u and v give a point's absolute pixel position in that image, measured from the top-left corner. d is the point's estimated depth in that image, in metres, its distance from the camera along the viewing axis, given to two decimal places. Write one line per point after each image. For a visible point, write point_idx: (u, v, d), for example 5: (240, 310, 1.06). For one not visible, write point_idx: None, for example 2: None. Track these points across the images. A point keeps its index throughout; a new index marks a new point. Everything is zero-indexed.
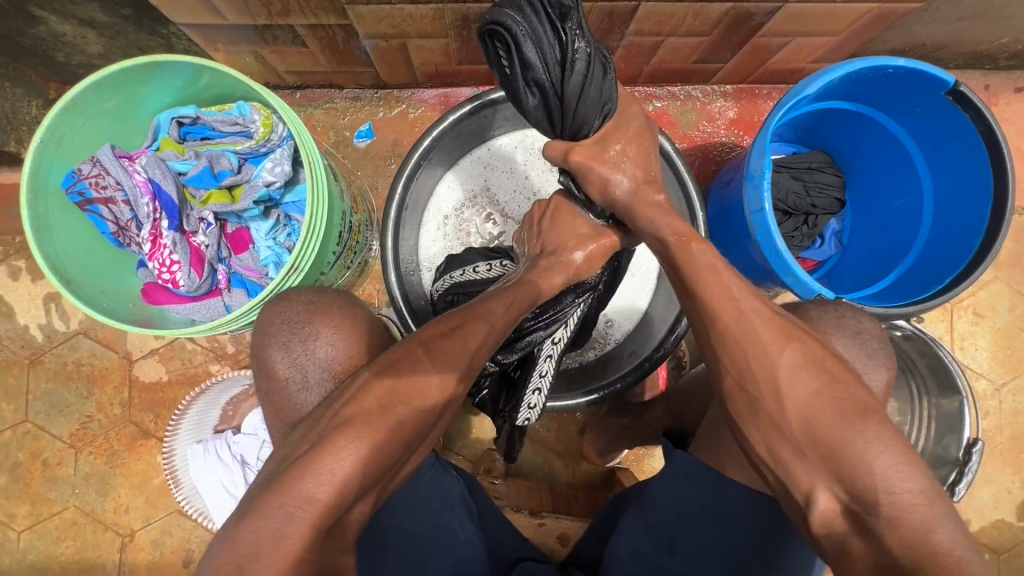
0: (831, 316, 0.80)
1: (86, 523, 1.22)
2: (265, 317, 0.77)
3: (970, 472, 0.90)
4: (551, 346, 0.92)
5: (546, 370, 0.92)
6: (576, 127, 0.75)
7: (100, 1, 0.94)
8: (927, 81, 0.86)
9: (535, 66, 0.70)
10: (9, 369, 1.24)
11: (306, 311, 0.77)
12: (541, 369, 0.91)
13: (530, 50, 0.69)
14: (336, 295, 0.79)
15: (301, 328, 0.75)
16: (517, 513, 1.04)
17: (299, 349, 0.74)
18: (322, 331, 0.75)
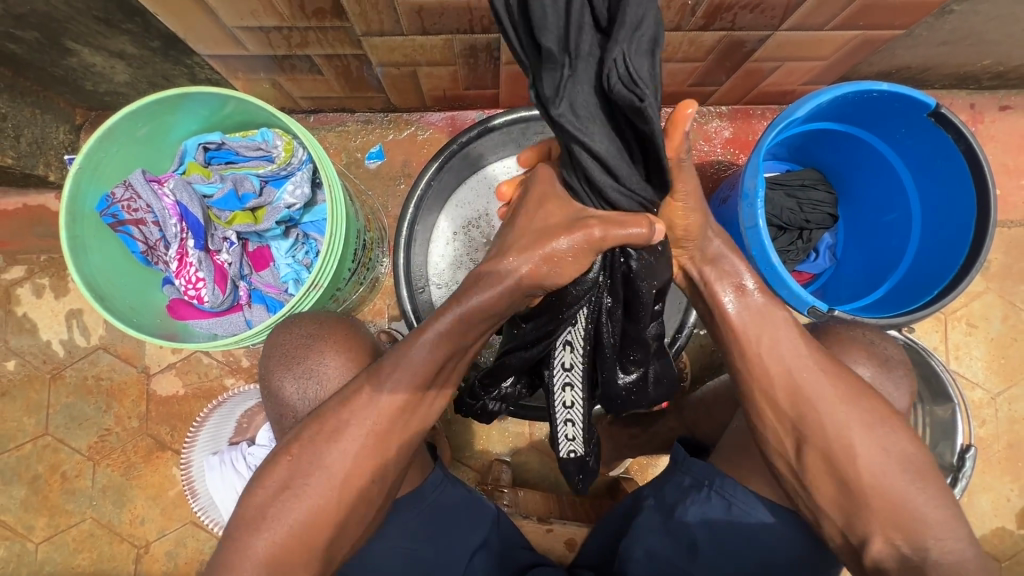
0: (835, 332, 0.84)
1: (102, 535, 1.25)
2: (271, 345, 0.83)
3: (965, 477, 0.93)
4: (563, 373, 0.79)
5: (569, 401, 0.80)
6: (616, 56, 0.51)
7: (130, 35, 0.99)
8: (910, 104, 0.91)
9: None
10: (31, 384, 1.28)
11: (304, 342, 0.81)
12: (563, 400, 0.81)
13: None
14: (331, 326, 0.83)
15: (299, 358, 0.80)
16: (526, 518, 1.07)
17: (301, 378, 0.80)
18: (321, 362, 0.80)
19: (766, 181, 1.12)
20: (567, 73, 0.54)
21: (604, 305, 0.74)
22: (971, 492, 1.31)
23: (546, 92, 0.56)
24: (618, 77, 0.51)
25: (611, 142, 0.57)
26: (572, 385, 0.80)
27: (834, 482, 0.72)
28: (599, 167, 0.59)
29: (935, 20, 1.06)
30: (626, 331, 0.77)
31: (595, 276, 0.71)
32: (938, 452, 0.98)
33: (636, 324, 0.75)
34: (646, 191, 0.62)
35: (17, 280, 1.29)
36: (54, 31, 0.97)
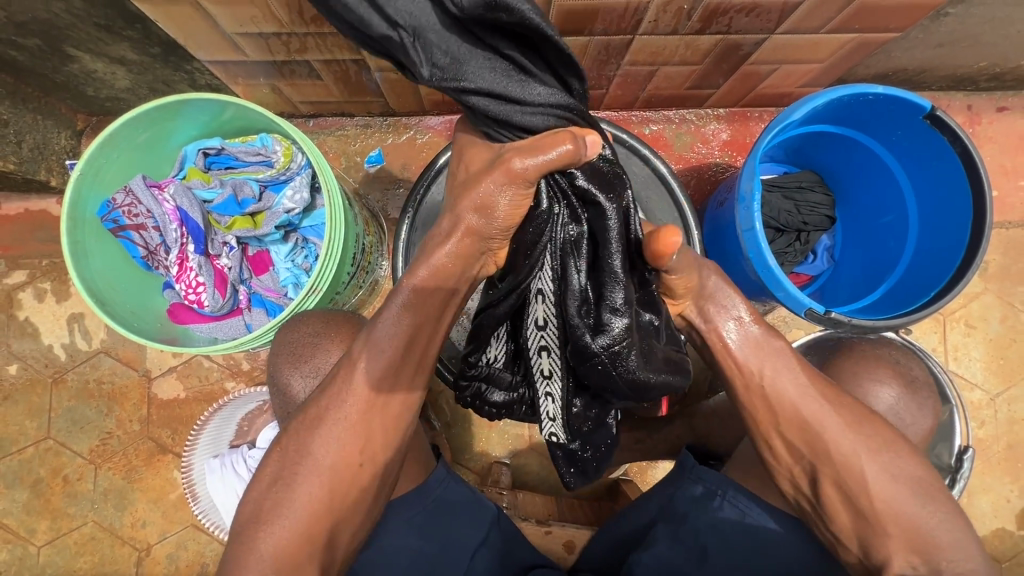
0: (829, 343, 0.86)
1: (104, 538, 1.26)
2: (279, 340, 0.86)
3: (963, 479, 0.93)
4: (537, 333, 0.75)
5: (545, 367, 0.76)
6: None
7: (131, 42, 1.00)
8: (905, 106, 0.91)
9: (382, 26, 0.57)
10: (33, 388, 1.29)
11: (310, 338, 0.84)
12: (540, 368, 0.77)
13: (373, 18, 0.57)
14: (335, 327, 0.84)
15: (306, 354, 0.83)
16: (526, 520, 1.07)
17: (308, 375, 0.82)
18: (327, 358, 0.83)
19: (763, 183, 1.12)
20: (430, 35, 0.57)
21: (568, 236, 0.68)
22: (971, 494, 1.31)
23: (421, 58, 0.59)
24: (479, 7, 0.53)
25: (498, 70, 0.60)
26: (548, 350, 0.75)
27: (831, 486, 0.72)
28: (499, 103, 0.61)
29: (930, 23, 1.06)
30: (594, 277, 0.67)
31: (557, 212, 0.67)
32: (936, 453, 0.98)
33: (601, 266, 0.66)
34: (560, 100, 0.64)
35: (19, 285, 1.30)
36: (56, 38, 0.98)
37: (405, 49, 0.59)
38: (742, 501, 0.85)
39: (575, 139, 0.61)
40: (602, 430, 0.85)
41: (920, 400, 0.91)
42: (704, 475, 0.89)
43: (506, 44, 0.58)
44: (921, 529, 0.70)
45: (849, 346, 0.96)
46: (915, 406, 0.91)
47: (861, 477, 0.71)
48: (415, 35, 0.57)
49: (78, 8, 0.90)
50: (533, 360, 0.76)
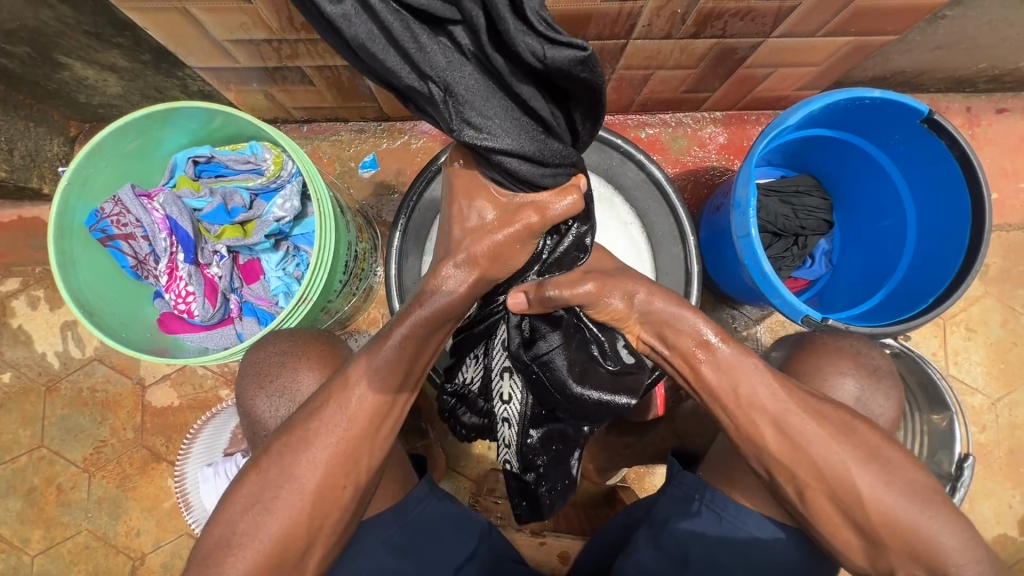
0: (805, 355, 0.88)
1: (98, 547, 1.25)
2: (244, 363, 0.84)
3: (963, 487, 0.91)
4: (501, 361, 0.81)
5: (507, 393, 0.82)
6: (535, 55, 0.48)
7: (121, 49, 0.99)
8: (902, 110, 0.90)
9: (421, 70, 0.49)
10: (27, 396, 1.28)
11: (279, 359, 0.82)
12: (502, 392, 0.82)
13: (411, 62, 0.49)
14: (311, 340, 0.84)
15: (274, 376, 0.81)
16: (519, 532, 1.06)
17: (273, 395, 0.81)
18: (294, 379, 0.80)
19: (760, 187, 1.11)
20: (471, 91, 0.51)
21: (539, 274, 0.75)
22: (973, 499, 1.30)
23: (455, 114, 0.53)
24: (544, 71, 0.50)
25: (534, 129, 0.57)
26: (510, 375, 0.81)
27: (827, 500, 0.71)
28: (527, 161, 0.58)
29: (928, 25, 1.05)
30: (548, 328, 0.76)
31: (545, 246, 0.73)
32: (936, 461, 0.96)
33: (560, 323, 0.76)
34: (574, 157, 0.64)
35: (12, 292, 1.29)
36: (46, 46, 0.97)
37: (435, 103, 0.53)
38: (720, 502, 0.84)
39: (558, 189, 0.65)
40: (561, 463, 0.90)
41: (885, 389, 0.86)
42: (685, 480, 0.88)
43: (549, 104, 0.55)
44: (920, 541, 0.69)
45: (811, 341, 0.91)
46: (881, 396, 0.86)
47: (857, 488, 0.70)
48: (455, 90, 0.51)
49: (67, 16, 0.90)
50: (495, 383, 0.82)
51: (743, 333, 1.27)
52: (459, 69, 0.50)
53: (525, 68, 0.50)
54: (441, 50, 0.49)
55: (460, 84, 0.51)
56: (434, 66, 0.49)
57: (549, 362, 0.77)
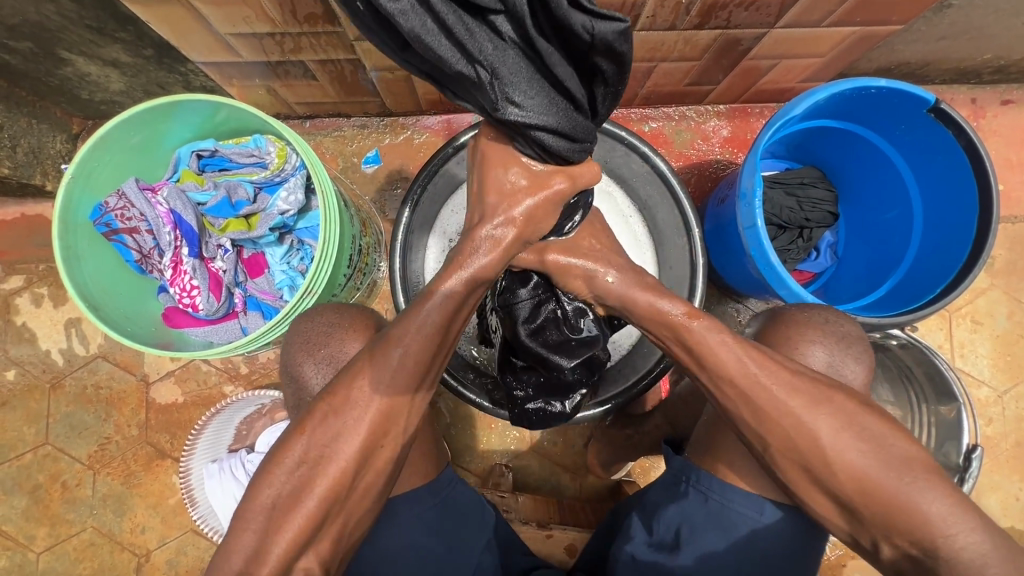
0: (793, 320, 0.85)
1: (103, 544, 1.25)
2: (286, 338, 0.83)
3: (971, 478, 0.90)
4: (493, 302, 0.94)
5: (494, 326, 0.94)
6: (582, 28, 0.50)
7: (124, 44, 0.99)
8: (908, 99, 0.90)
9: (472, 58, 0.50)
10: (31, 394, 1.28)
11: (327, 329, 0.82)
12: (492, 325, 0.95)
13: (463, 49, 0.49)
14: (329, 312, 0.83)
15: (320, 345, 0.80)
16: (526, 524, 1.06)
17: (321, 364, 0.79)
18: (343, 348, 0.80)
19: (765, 179, 1.11)
20: (512, 71, 0.53)
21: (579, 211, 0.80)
22: (979, 492, 1.29)
23: (496, 94, 0.54)
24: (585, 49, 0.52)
25: (569, 107, 0.58)
26: (495, 314, 0.93)
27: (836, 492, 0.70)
28: (562, 137, 0.60)
29: (933, 15, 1.05)
30: (523, 285, 0.87)
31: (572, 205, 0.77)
32: (944, 452, 0.95)
33: (534, 283, 0.86)
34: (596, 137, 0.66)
35: (16, 290, 1.29)
36: (49, 42, 0.97)
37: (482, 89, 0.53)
38: (705, 483, 0.83)
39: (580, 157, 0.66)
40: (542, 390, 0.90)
41: (854, 354, 0.82)
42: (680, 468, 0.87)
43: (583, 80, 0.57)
44: None
45: (782, 314, 0.86)
46: (851, 360, 0.81)
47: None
48: (498, 70, 0.52)
49: (70, 10, 0.90)
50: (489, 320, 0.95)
51: None
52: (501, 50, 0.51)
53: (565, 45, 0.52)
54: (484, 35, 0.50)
55: (502, 65, 0.52)
56: (480, 51, 0.50)
57: (513, 311, 0.87)
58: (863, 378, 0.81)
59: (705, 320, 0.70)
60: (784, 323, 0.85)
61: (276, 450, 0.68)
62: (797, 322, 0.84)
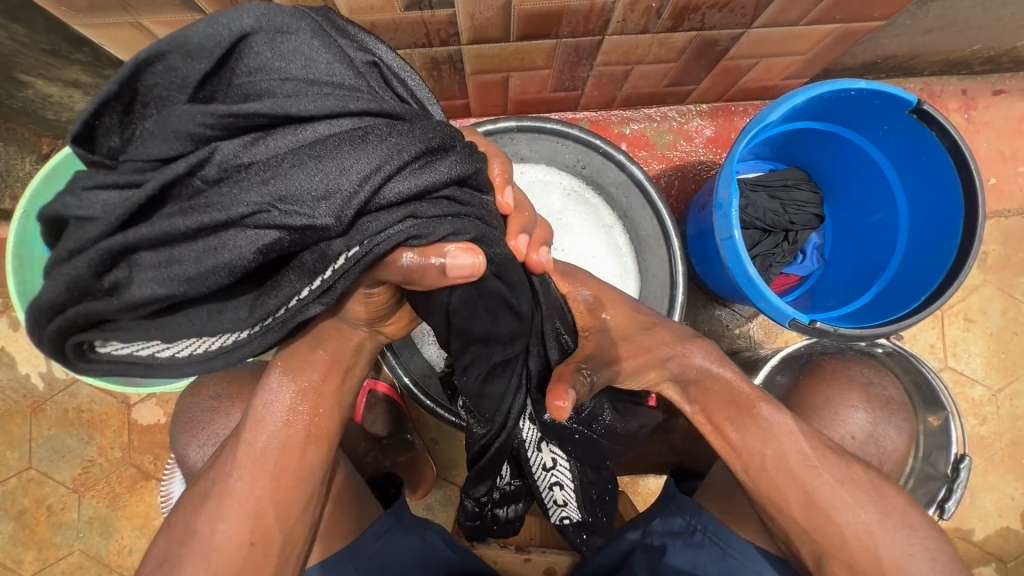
0: (842, 369, 0.96)
1: (91, 566, 1.25)
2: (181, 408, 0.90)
3: (959, 488, 0.88)
4: (541, 468, 0.89)
5: (547, 466, 0.89)
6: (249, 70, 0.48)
7: (82, 65, 0.96)
8: (890, 101, 0.86)
9: (239, 223, 0.46)
10: (12, 418, 1.27)
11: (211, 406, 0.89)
12: (542, 467, 0.89)
13: (226, 232, 0.46)
14: None
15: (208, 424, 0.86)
16: (503, 549, 1.03)
17: (204, 443, 0.86)
18: None
19: (747, 182, 1.08)
20: (281, 159, 0.46)
21: None
22: (974, 493, 1.27)
23: (309, 209, 0.46)
24: (274, 82, 0.48)
25: (369, 116, 0.49)
26: (555, 467, 0.89)
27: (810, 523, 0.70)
28: (410, 172, 0.49)
29: (916, 9, 1.01)
30: (593, 421, 0.85)
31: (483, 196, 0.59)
32: (933, 461, 0.93)
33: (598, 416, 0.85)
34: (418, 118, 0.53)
35: None
36: (5, 65, 0.95)
37: (296, 232, 0.47)
38: (723, 536, 0.85)
39: (432, 250, 0.52)
40: (591, 483, 0.93)
41: (897, 422, 0.92)
42: (682, 505, 0.90)
43: (332, 89, 0.49)
44: (903, 554, 0.69)
45: (819, 368, 0.97)
46: (893, 430, 0.92)
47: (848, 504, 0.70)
48: (272, 188, 0.45)
49: (21, 35, 0.87)
50: (533, 456, 0.87)
51: (735, 331, 1.25)
52: (248, 162, 0.46)
53: (267, 94, 0.48)
54: (211, 185, 0.46)
55: (258, 174, 0.46)
56: (238, 203, 0.45)
57: (597, 420, 0.85)
58: (902, 445, 0.92)
59: (768, 406, 0.74)
60: (825, 381, 0.95)
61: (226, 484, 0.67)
62: (838, 380, 0.95)
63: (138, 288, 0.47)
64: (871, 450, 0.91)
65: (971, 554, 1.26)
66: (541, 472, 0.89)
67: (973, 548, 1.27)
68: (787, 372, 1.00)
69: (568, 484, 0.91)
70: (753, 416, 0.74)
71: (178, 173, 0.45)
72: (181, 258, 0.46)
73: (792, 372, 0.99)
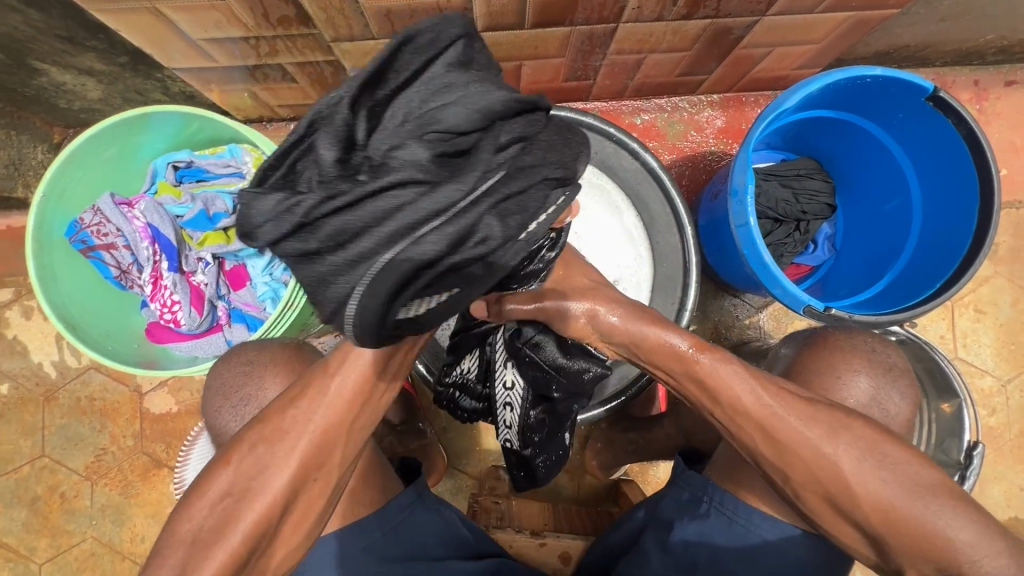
0: (847, 338, 0.88)
1: (104, 554, 1.26)
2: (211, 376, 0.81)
3: (970, 477, 0.88)
4: (504, 391, 0.87)
5: (509, 394, 0.87)
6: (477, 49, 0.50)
7: (97, 52, 0.97)
8: (906, 88, 0.86)
9: (555, 174, 0.49)
10: (25, 406, 1.28)
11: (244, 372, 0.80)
12: (506, 391, 0.87)
13: (547, 184, 0.49)
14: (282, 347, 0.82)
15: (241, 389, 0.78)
16: (518, 533, 1.02)
17: (239, 405, 0.78)
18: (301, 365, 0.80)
19: (760, 172, 1.08)
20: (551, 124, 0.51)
21: None
22: (983, 483, 1.28)
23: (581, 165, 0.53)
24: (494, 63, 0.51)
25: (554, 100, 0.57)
26: (511, 402, 0.88)
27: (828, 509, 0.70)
28: None
29: None
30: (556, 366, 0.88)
31: None
32: (945, 449, 0.93)
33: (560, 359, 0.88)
34: None
35: (5, 303, 1.29)
36: (19, 52, 0.95)
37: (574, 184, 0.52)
38: (730, 505, 0.84)
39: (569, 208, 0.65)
40: (553, 436, 0.93)
41: (900, 388, 0.85)
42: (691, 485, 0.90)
43: None
44: None
45: (823, 337, 0.89)
46: (896, 395, 0.84)
47: (837, 453, 0.68)
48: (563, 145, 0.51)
49: (37, 20, 0.87)
50: (498, 371, 0.86)
51: (745, 322, 1.26)
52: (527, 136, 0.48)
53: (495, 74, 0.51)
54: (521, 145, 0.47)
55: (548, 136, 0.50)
56: (552, 157, 0.49)
57: (558, 364, 0.88)
58: (907, 412, 0.84)
59: (712, 353, 0.73)
60: (827, 349, 0.87)
61: (240, 456, 0.66)
62: (841, 348, 0.87)
63: (490, 246, 0.46)
64: (875, 414, 0.83)
65: None
66: (503, 396, 0.88)
67: None
68: (790, 343, 0.93)
69: (523, 420, 0.89)
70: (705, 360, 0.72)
71: (485, 145, 0.45)
72: (521, 211, 0.47)
73: (796, 344, 0.92)
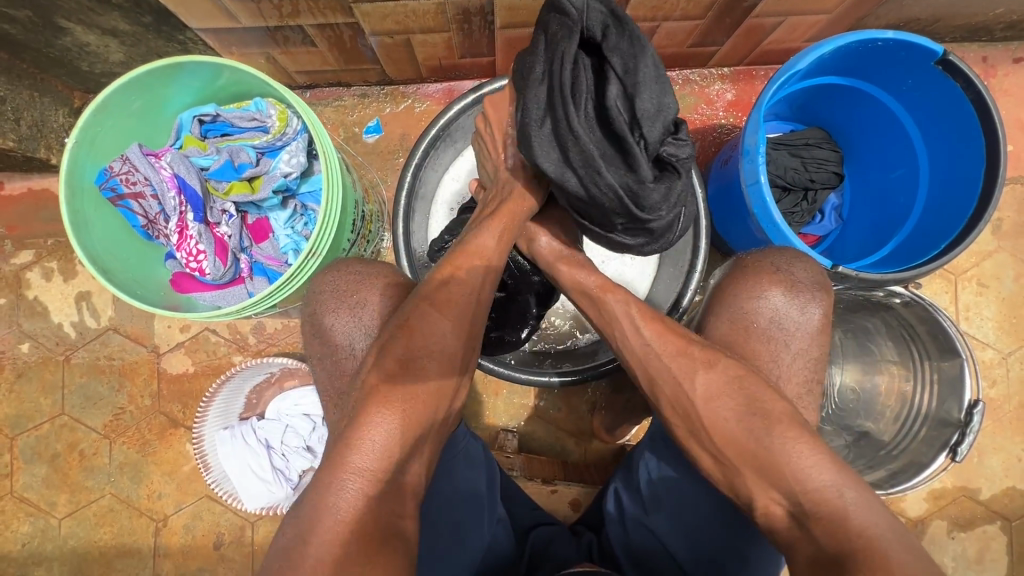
0: (761, 256, 0.87)
1: (122, 510, 1.29)
2: (314, 289, 0.85)
3: (973, 432, 0.92)
4: None
5: None
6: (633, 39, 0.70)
7: (122, 11, 0.99)
8: (916, 52, 0.88)
9: None
10: (46, 365, 1.31)
11: (356, 278, 0.85)
12: None
13: None
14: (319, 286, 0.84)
15: (350, 296, 0.83)
16: (530, 481, 1.11)
17: (354, 312, 0.83)
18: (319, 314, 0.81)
19: (769, 141, 1.09)
20: None
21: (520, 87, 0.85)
22: (981, 453, 1.30)
23: None
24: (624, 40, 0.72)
25: None
26: None
27: None
28: None
29: None
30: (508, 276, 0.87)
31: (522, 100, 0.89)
32: (946, 409, 0.97)
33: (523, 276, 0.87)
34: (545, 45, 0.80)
35: (26, 265, 1.31)
36: (47, 10, 0.96)
37: None
38: None
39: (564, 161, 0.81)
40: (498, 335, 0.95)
41: (802, 302, 0.82)
42: None
43: None
44: None
45: (751, 261, 0.86)
46: (798, 310, 0.82)
47: None
48: None
49: None
50: None
51: None
52: None
53: None
54: None
55: None
56: None
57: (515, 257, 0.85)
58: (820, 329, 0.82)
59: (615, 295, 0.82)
60: (746, 270, 0.85)
61: None
62: (753, 267, 0.85)
63: None
64: (774, 334, 0.81)
65: (976, 512, 1.29)
66: None
67: (977, 506, 1.30)
68: (720, 270, 0.91)
69: None
70: (603, 297, 0.82)
71: None
72: None
73: (725, 268, 0.90)
